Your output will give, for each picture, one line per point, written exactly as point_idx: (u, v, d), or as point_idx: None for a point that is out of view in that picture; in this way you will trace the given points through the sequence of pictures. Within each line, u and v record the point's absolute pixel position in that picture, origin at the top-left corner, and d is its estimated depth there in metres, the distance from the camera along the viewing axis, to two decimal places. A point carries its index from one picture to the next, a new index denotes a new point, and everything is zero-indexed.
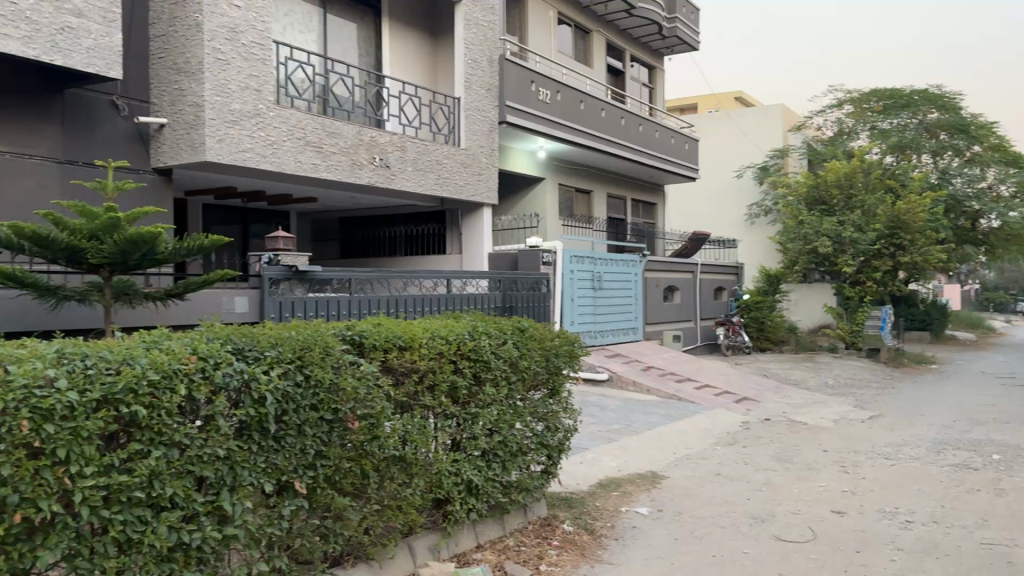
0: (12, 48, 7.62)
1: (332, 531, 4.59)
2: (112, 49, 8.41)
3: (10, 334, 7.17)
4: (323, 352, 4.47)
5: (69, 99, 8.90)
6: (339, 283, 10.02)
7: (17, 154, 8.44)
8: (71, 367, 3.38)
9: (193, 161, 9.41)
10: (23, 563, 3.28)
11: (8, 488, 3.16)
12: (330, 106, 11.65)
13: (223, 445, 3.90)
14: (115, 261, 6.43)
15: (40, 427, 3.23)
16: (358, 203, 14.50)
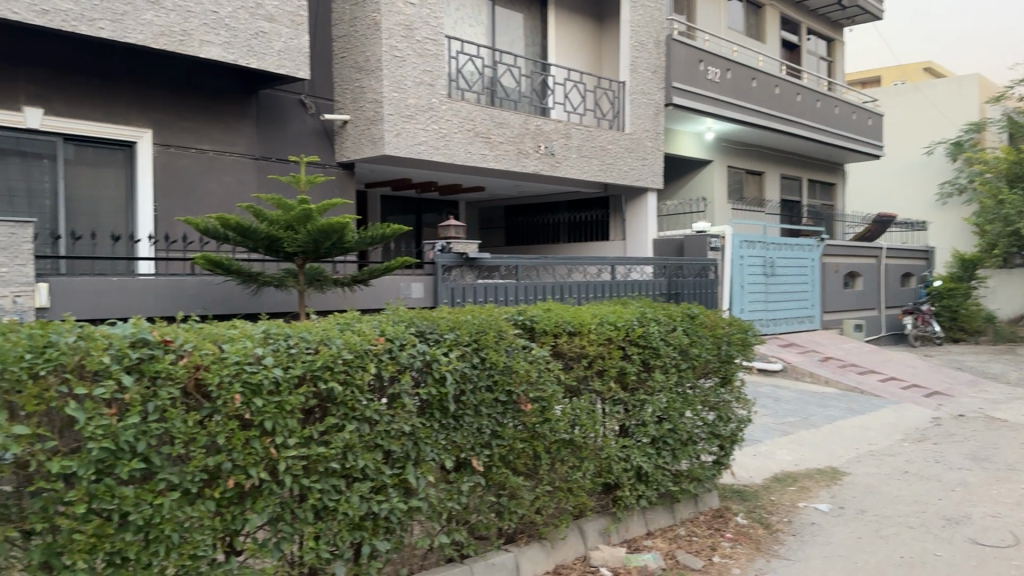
0: (215, 53, 8.35)
1: (507, 509, 4.72)
2: (299, 51, 9.02)
3: (221, 316, 7.88)
4: (497, 336, 4.61)
5: (262, 100, 9.63)
6: (506, 270, 10.24)
7: (220, 152, 9.22)
8: (276, 346, 3.69)
9: (373, 155, 9.93)
10: (236, 524, 3.59)
11: (222, 456, 3.48)
12: (498, 96, 11.89)
13: (408, 422, 4.12)
14: (308, 250, 6.91)
15: (249, 401, 3.53)
16: (524, 192, 14.74)
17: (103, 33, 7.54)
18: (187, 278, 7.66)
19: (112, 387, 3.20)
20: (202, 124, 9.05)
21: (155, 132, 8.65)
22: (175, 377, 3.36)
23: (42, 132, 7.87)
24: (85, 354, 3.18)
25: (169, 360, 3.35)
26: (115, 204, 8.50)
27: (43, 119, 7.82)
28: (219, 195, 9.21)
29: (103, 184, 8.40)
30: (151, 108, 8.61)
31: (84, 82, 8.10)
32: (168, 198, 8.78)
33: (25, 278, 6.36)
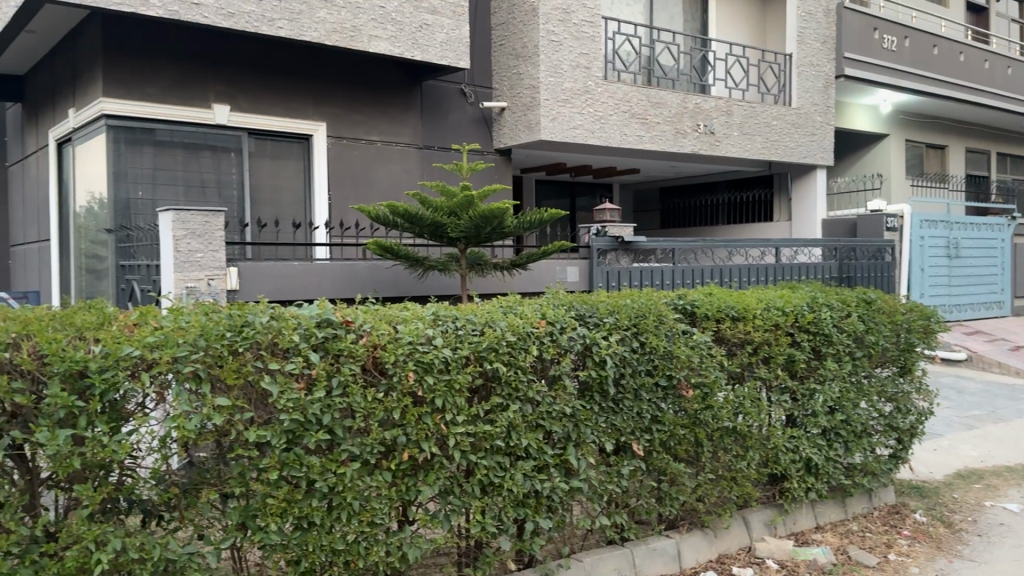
0: (383, 48, 8.73)
1: (668, 495, 4.67)
2: (460, 41, 9.26)
3: (389, 299, 8.28)
4: (658, 320, 4.56)
5: (425, 90, 9.98)
6: (663, 253, 10.09)
7: (387, 142, 9.65)
8: (445, 327, 3.83)
9: (530, 140, 10.06)
10: (409, 495, 3.77)
11: (398, 430, 3.67)
12: (656, 76, 11.67)
13: (569, 404, 4.17)
14: (471, 235, 7.12)
15: (422, 378, 3.70)
16: (681, 173, 14.42)
17: (282, 32, 8.06)
18: (359, 262, 8.09)
19: (300, 363, 3.45)
20: (371, 116, 9.49)
21: (329, 126, 9.17)
22: (355, 356, 3.58)
23: (229, 127, 8.52)
24: (277, 332, 3.45)
25: (349, 339, 3.57)
26: (293, 193, 9.07)
27: (231, 116, 8.47)
28: (386, 184, 9.64)
29: (282, 174, 8.98)
30: (325, 102, 9.14)
31: (265, 80, 8.71)
32: (341, 187, 9.29)
33: (218, 264, 6.80)
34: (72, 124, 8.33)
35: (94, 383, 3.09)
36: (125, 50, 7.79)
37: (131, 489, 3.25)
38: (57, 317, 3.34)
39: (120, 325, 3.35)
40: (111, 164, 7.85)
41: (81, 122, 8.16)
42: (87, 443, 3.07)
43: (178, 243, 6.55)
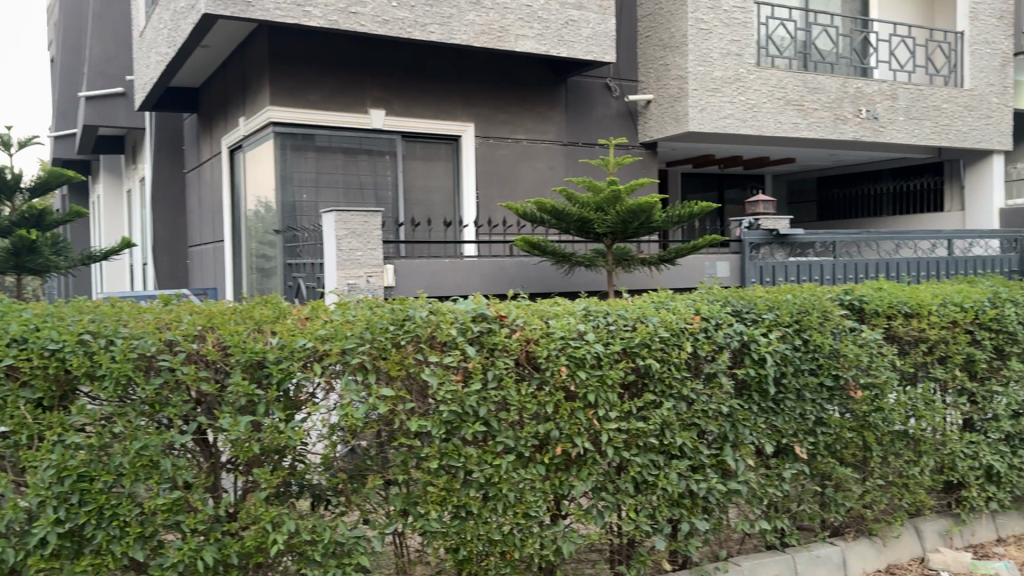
0: (529, 46, 8.81)
1: (832, 500, 4.44)
2: (606, 35, 9.20)
3: (536, 294, 8.37)
4: (822, 317, 4.34)
5: (571, 86, 10.01)
6: (822, 246, 9.59)
7: (533, 140, 9.76)
8: (597, 322, 3.81)
9: (678, 132, 9.89)
10: (563, 490, 3.78)
11: (551, 424, 3.69)
12: (812, 61, 11.05)
13: (726, 403, 4.04)
14: (618, 230, 7.08)
15: (574, 373, 3.70)
16: (839, 162, 13.69)
17: (433, 36, 8.30)
18: (507, 259, 8.23)
19: (457, 356, 3.54)
20: (516, 114, 9.63)
21: (478, 126, 9.38)
22: (509, 350, 3.63)
23: (383, 131, 8.86)
24: (435, 326, 3.55)
25: (504, 334, 3.63)
26: (443, 192, 9.31)
27: (385, 119, 8.81)
28: (531, 181, 9.74)
29: (432, 174, 9.24)
30: (473, 102, 9.34)
31: (416, 83, 9.00)
32: (487, 185, 9.48)
33: (375, 261, 7.09)
34: (243, 132, 8.91)
35: (271, 372, 3.29)
36: (289, 61, 8.27)
37: (303, 473, 3.43)
38: (237, 311, 3.58)
39: (293, 318, 3.54)
40: (278, 169, 8.32)
41: (251, 130, 8.72)
42: (265, 429, 3.28)
43: (340, 242, 6.90)
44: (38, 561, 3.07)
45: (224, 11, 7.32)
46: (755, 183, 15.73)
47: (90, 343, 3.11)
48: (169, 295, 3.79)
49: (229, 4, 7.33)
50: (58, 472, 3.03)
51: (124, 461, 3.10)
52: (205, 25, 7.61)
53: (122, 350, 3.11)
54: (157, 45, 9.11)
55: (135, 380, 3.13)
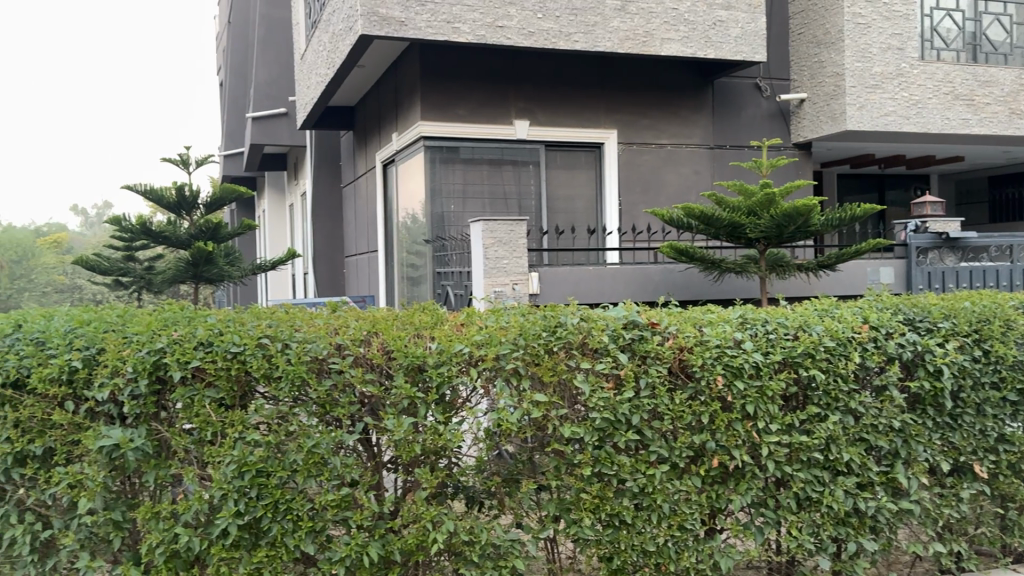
0: (676, 49, 8.69)
1: (1016, 524, 4.11)
2: (756, 34, 8.95)
3: (686, 302, 8.26)
4: (1005, 326, 4.02)
5: (718, 88, 9.79)
6: (998, 249, 8.84)
7: (678, 144, 9.61)
8: (755, 330, 3.69)
9: (834, 131, 9.48)
10: (720, 503, 3.68)
11: (707, 435, 3.60)
12: (983, 53, 10.06)
13: (898, 418, 3.82)
14: (771, 235, 6.85)
15: (731, 383, 3.59)
16: (1012, 159, 12.69)
17: (578, 45, 8.35)
18: (652, 266, 8.14)
19: (610, 363, 3.51)
20: (660, 119, 9.52)
21: (621, 133, 9.35)
22: (662, 358, 3.56)
23: (527, 141, 8.99)
24: (587, 333, 3.54)
25: (656, 341, 3.56)
26: (584, 201, 9.33)
27: (530, 130, 8.94)
28: (675, 187, 9.61)
29: (575, 183, 9.29)
30: (616, 108, 9.33)
31: (560, 92, 9.09)
32: (629, 193, 9.42)
33: (521, 269, 7.20)
34: (396, 147, 9.28)
35: (431, 376, 3.39)
36: (438, 76, 8.55)
37: (459, 475, 3.51)
38: (398, 317, 3.73)
39: (450, 325, 3.65)
40: (427, 181, 8.60)
41: (403, 144, 9.06)
42: (426, 431, 3.39)
43: (487, 250, 7.05)
44: (220, 550, 3.29)
45: (380, 31, 7.65)
46: (920, 184, 14.80)
47: (268, 347, 3.33)
48: (337, 302, 4.01)
49: (384, 24, 7.65)
50: (239, 467, 3.25)
51: (297, 458, 3.30)
52: (361, 46, 7.99)
53: (296, 354, 3.31)
54: (317, 67, 9.67)
55: (308, 380, 3.32)
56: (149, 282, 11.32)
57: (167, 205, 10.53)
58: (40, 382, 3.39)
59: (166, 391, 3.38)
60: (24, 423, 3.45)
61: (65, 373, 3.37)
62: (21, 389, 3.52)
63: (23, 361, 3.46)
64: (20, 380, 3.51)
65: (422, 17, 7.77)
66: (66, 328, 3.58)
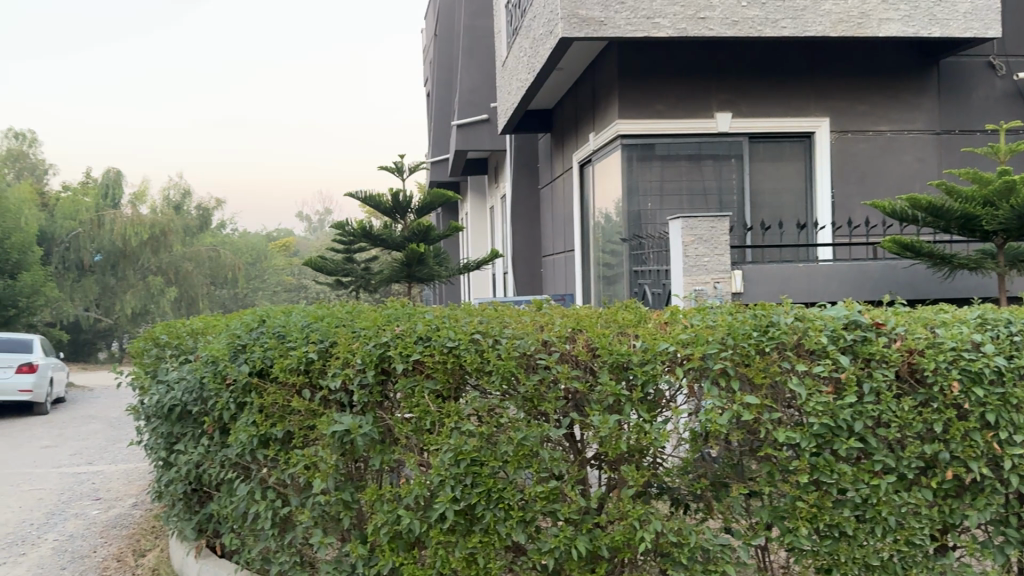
0: (895, 30, 8.08)
1: None
2: (989, 7, 8.13)
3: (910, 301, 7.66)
4: None
5: (945, 69, 8.98)
6: None
7: (898, 131, 8.94)
8: (996, 332, 3.37)
9: None
10: (954, 518, 3.38)
11: (940, 445, 3.32)
12: None
13: None
14: (1011, 227, 6.18)
15: (969, 390, 3.29)
16: None
17: (786, 32, 7.98)
18: (869, 263, 7.62)
19: (829, 365, 3.31)
20: (876, 105, 8.91)
21: (831, 122, 8.84)
22: (890, 360, 3.31)
23: (728, 134, 8.73)
24: (803, 333, 3.37)
25: (882, 343, 3.33)
26: (791, 195, 8.92)
27: (731, 123, 8.68)
28: (895, 177, 8.96)
29: (781, 176, 8.89)
30: (825, 96, 8.84)
31: (765, 82, 8.74)
32: (842, 185, 8.88)
33: (724, 267, 7.00)
34: (593, 146, 9.34)
35: (636, 374, 3.37)
36: (637, 74, 8.51)
37: (664, 475, 3.48)
38: (603, 315, 3.76)
39: (654, 323, 3.62)
40: (626, 179, 8.58)
41: (601, 143, 9.10)
42: (632, 429, 3.38)
43: (688, 248, 6.92)
44: (438, 533, 3.48)
45: (580, 33, 7.74)
46: None
47: (481, 342, 3.47)
48: (543, 300, 4.11)
49: (584, 25, 7.74)
50: (455, 455, 3.42)
51: (508, 449, 3.40)
52: (561, 50, 8.13)
53: (506, 349, 3.42)
54: (518, 73, 9.96)
55: (517, 375, 3.42)
56: (365, 282, 12.19)
57: (382, 210, 11.27)
58: (282, 371, 3.77)
59: (389, 381, 3.63)
60: (267, 409, 3.87)
61: (302, 363, 3.72)
62: (265, 378, 3.94)
63: (267, 352, 3.88)
64: (265, 369, 3.93)
65: (622, 16, 7.78)
66: (304, 323, 3.95)
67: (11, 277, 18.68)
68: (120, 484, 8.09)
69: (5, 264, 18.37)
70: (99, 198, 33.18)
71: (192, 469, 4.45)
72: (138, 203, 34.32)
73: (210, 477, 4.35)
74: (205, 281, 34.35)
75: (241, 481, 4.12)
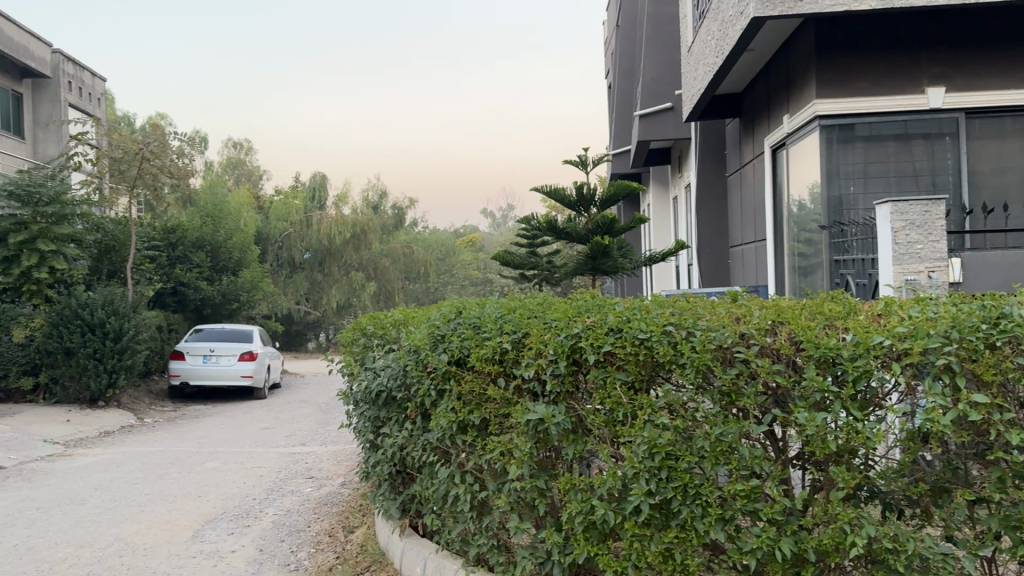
0: None
1: None
2: None
3: None
4: None
5: None
6: None
7: None
8: None
9: None
10: None
11: None
12: None
13: None
14: None
15: None
16: None
17: None
18: None
19: None
20: None
21: None
22: None
23: (941, 110, 8.01)
24: None
25: None
26: (1016, 173, 8.07)
27: (945, 98, 7.96)
28: None
29: (1005, 153, 8.05)
30: None
31: (983, 51, 7.92)
32: None
33: (939, 255, 6.47)
34: (786, 130, 8.92)
35: (846, 370, 3.15)
36: (835, 50, 8.01)
37: (877, 478, 3.24)
38: (806, 307, 3.58)
39: (865, 315, 3.40)
40: (824, 164, 8.13)
41: (795, 126, 8.67)
42: (841, 428, 3.16)
43: (897, 235, 6.45)
44: (633, 526, 3.43)
45: (773, 11, 7.42)
46: None
47: (674, 334, 3.40)
48: (738, 291, 3.97)
49: (777, 3, 7.42)
50: (649, 448, 3.36)
51: (705, 444, 3.31)
52: (751, 31, 7.82)
53: (701, 342, 3.32)
54: (705, 58, 9.70)
55: (714, 368, 3.31)
56: (550, 275, 12.36)
57: (567, 204, 11.39)
58: (478, 360, 3.91)
59: (581, 372, 3.66)
60: (465, 397, 4.03)
61: (497, 353, 3.84)
62: (463, 366, 4.10)
63: (464, 341, 4.03)
64: (462, 358, 4.09)
65: None
66: (497, 314, 4.08)
67: (233, 274, 20.69)
68: (329, 464, 8.76)
69: (229, 262, 20.38)
70: (307, 201, 35.91)
71: (396, 452, 4.72)
72: (340, 205, 36.78)
73: (412, 459, 4.60)
74: (400, 276, 36.29)
75: (441, 465, 4.32)
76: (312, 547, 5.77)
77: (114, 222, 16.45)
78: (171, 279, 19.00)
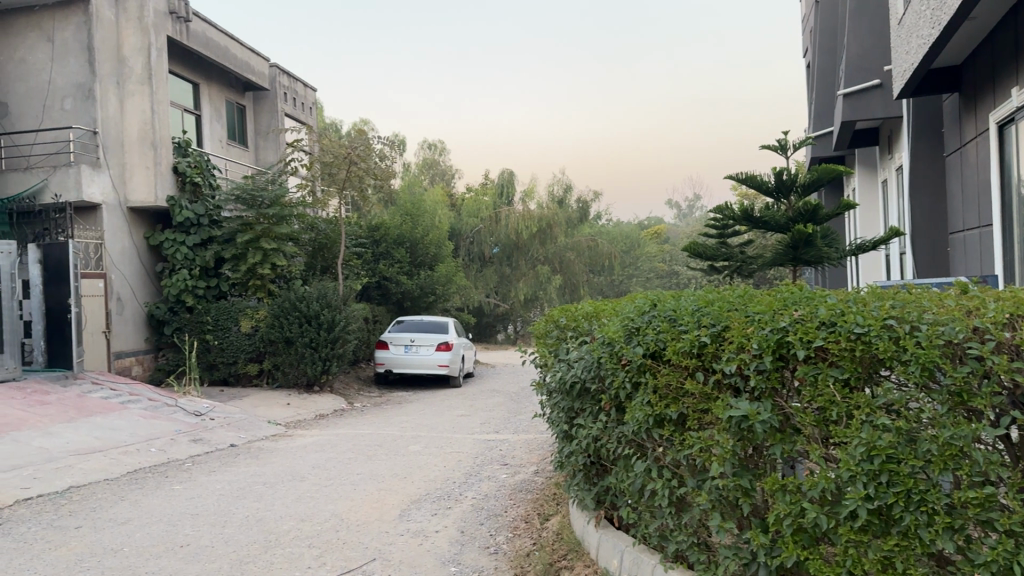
0: None
1: None
2: None
3: None
4: None
5: None
6: None
7: None
8: None
9: None
10: None
11: None
12: None
13: None
14: None
15: None
16: None
17: None
18: None
19: None
20: None
21: None
22: None
23: None
24: None
25: None
26: None
27: None
28: None
29: None
30: None
31: None
32: None
33: None
34: (1015, 103, 8.02)
35: None
36: None
37: None
38: None
39: None
40: None
41: None
42: None
43: None
44: (849, 531, 3.26)
45: None
46: None
47: (895, 329, 3.19)
48: (966, 281, 3.66)
49: None
50: (868, 450, 3.17)
51: (931, 448, 3.06)
52: None
53: (927, 337, 3.10)
54: (919, 28, 8.93)
55: (942, 366, 3.07)
56: (743, 266, 11.91)
57: (765, 191, 10.94)
58: (675, 354, 3.86)
59: (789, 367, 3.51)
60: (662, 390, 3.99)
61: (695, 348, 3.77)
62: (659, 359, 4.07)
63: (660, 335, 4.00)
64: (658, 351, 4.06)
65: None
66: (694, 307, 4.02)
67: (431, 268, 21.76)
68: (523, 452, 8.99)
69: (427, 257, 21.47)
70: (495, 198, 37.12)
71: (590, 443, 4.77)
72: (527, 199, 37.60)
73: (607, 451, 4.62)
74: (586, 268, 36.63)
75: (637, 458, 4.31)
76: (510, 532, 5.98)
77: (326, 222, 17.93)
78: (376, 273, 20.33)
